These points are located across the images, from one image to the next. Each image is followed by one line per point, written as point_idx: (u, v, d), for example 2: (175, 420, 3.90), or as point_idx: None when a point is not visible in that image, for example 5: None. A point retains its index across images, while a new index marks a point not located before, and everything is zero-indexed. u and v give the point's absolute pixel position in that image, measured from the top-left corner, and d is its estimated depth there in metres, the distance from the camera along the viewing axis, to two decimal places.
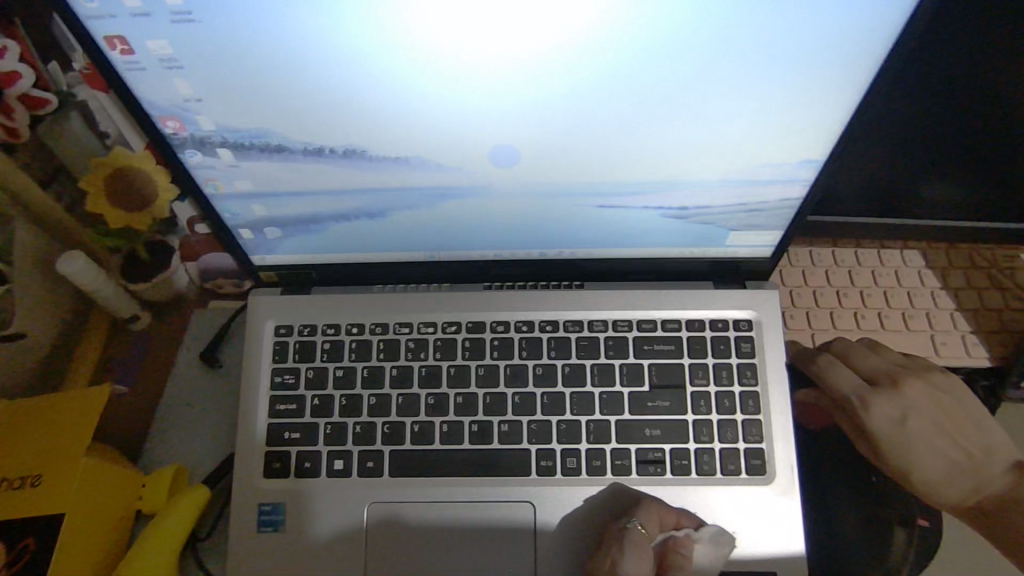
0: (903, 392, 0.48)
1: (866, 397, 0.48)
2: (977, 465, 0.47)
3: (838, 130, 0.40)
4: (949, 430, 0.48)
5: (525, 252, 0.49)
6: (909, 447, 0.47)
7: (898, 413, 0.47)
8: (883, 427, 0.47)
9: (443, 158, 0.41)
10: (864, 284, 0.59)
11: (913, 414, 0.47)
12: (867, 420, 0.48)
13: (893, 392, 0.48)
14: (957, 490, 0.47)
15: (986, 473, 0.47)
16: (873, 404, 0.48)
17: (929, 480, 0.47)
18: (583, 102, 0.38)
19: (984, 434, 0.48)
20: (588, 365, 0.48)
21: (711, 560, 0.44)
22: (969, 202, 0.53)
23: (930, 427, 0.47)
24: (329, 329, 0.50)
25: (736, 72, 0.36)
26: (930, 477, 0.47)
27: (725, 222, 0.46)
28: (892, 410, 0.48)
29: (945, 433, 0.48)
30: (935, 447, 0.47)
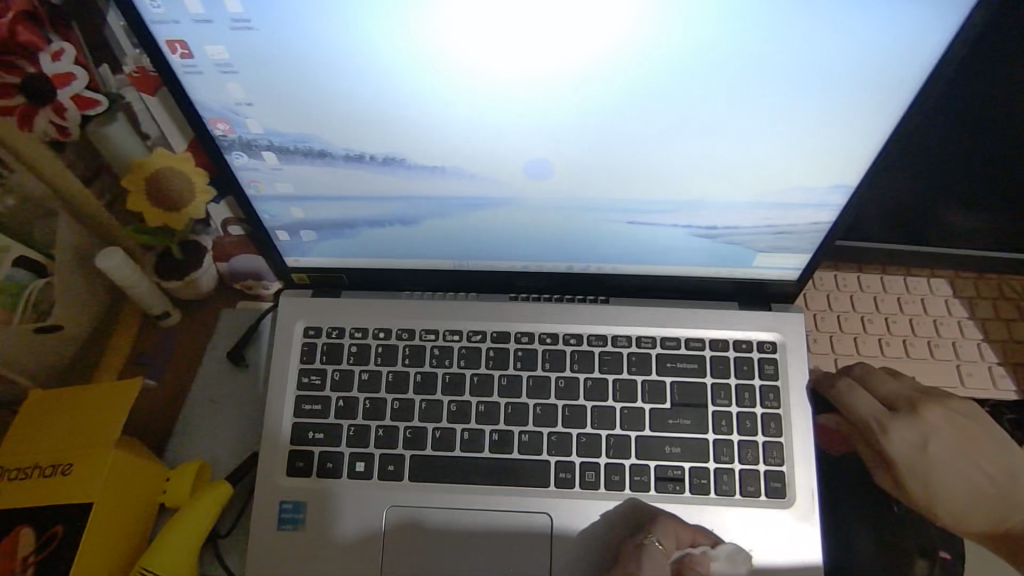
0: (924, 417, 0.46)
1: (885, 422, 0.47)
2: (1002, 492, 0.46)
3: (873, 156, 0.40)
4: (974, 457, 0.46)
5: (552, 265, 0.50)
6: (930, 472, 0.46)
7: (919, 439, 0.46)
8: (903, 452, 0.46)
9: (476, 171, 0.42)
10: (890, 310, 0.59)
11: (934, 440, 0.46)
12: (885, 444, 0.47)
13: (911, 417, 0.47)
14: (981, 517, 0.46)
15: (1012, 500, 0.46)
16: (891, 429, 0.47)
17: (952, 507, 0.46)
18: (619, 119, 0.38)
19: (1010, 461, 0.46)
20: (610, 380, 0.49)
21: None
22: (1003, 231, 0.53)
23: (953, 453, 0.46)
24: (357, 332, 0.51)
25: (774, 95, 0.36)
26: (953, 504, 0.46)
27: (754, 243, 0.46)
28: (913, 435, 0.46)
29: (969, 460, 0.46)
30: (958, 475, 0.46)
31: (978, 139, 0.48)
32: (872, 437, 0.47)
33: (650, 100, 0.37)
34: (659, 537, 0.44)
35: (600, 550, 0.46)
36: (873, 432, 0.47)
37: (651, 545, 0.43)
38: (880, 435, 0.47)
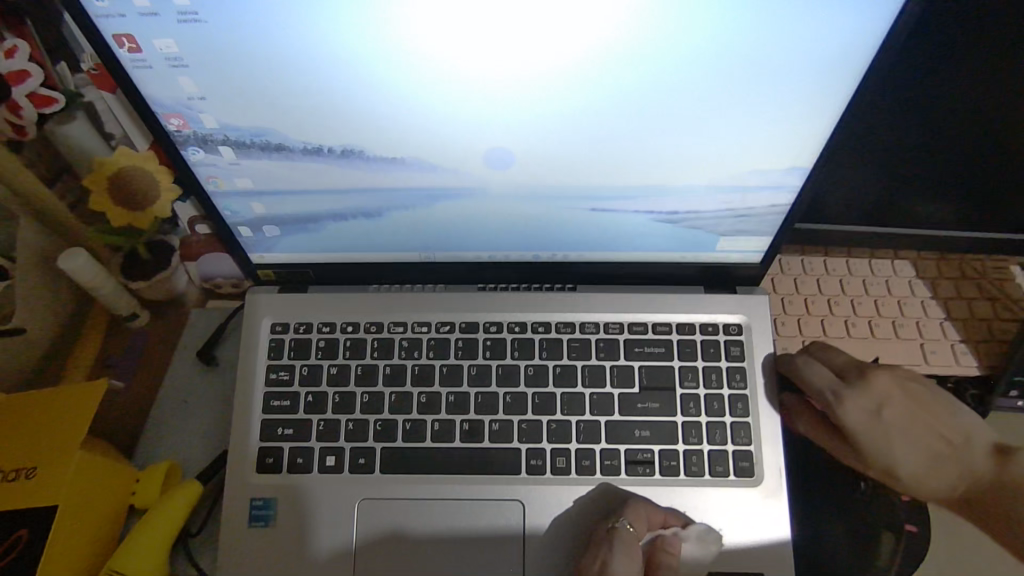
0: (875, 386, 0.48)
1: (840, 393, 0.48)
2: (954, 453, 0.47)
3: (827, 138, 0.40)
4: (926, 421, 0.48)
5: (519, 254, 0.50)
6: (887, 439, 0.47)
7: (871, 406, 0.47)
8: (858, 421, 0.47)
9: (437, 161, 0.42)
10: (855, 292, 0.60)
11: (886, 407, 0.47)
12: (842, 415, 0.47)
13: (863, 385, 0.48)
14: (939, 478, 0.47)
15: (964, 460, 0.47)
16: (846, 399, 0.48)
17: (910, 472, 0.47)
18: (577, 106, 0.38)
19: (961, 422, 0.48)
20: (579, 366, 0.49)
21: (700, 559, 0.45)
22: (961, 211, 0.54)
23: (905, 419, 0.47)
24: (325, 327, 0.51)
25: (728, 78, 0.37)
26: (910, 469, 0.47)
27: (716, 227, 0.47)
28: (866, 404, 0.47)
29: (922, 425, 0.48)
30: (913, 440, 0.47)
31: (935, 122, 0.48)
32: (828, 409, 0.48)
33: (605, 86, 0.37)
34: (631, 521, 0.43)
35: (573, 536, 0.47)
36: (828, 404, 0.48)
37: (623, 529, 0.43)
38: (835, 406, 0.48)
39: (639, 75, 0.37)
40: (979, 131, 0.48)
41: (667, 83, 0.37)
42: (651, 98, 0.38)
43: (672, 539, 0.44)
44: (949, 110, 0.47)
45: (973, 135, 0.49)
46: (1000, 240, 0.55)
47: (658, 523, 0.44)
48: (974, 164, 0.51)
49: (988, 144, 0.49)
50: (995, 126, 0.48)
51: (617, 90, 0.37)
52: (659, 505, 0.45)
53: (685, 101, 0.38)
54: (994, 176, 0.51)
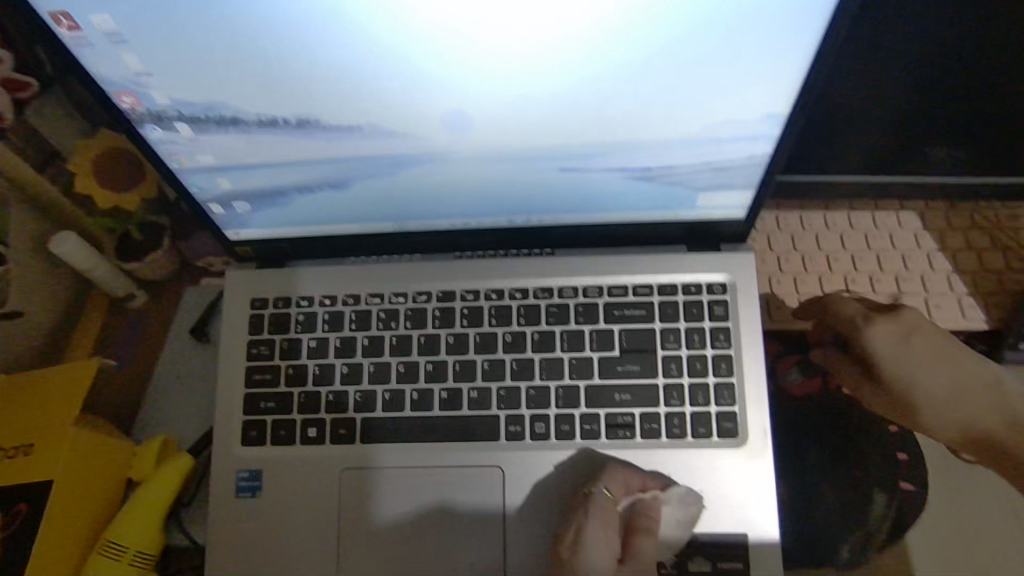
0: (901, 315, 0.48)
1: (869, 319, 0.48)
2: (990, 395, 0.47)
3: (805, 82, 0.37)
4: (958, 361, 0.47)
5: (493, 221, 0.49)
6: (910, 369, 0.47)
7: (901, 334, 0.47)
8: (883, 349, 0.48)
9: (395, 127, 0.41)
10: (857, 247, 0.57)
11: (915, 335, 0.47)
12: (869, 341, 0.48)
13: (892, 313, 0.48)
14: (960, 420, 0.47)
15: (1000, 403, 0.46)
16: (870, 334, 0.48)
17: (930, 408, 0.47)
18: (527, 60, 0.36)
19: (1001, 365, 0.47)
20: (557, 332, 0.48)
21: (680, 520, 0.44)
22: (976, 158, 0.50)
23: (934, 350, 0.47)
24: (303, 301, 0.51)
25: (689, 17, 0.34)
26: (931, 405, 0.47)
27: (692, 182, 0.44)
28: (894, 331, 0.48)
29: (953, 363, 0.47)
30: (939, 376, 0.47)
31: (944, 62, 0.43)
32: (853, 336, 0.49)
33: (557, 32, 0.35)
34: (608, 484, 0.44)
35: (550, 497, 0.46)
36: (855, 329, 0.48)
37: (599, 495, 0.43)
38: (861, 331, 0.48)
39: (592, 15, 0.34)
40: (992, 68, 0.43)
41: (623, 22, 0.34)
42: (608, 43, 0.35)
43: (649, 503, 0.43)
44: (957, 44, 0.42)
45: (987, 70, 0.44)
46: (1014, 184, 0.51)
47: (636, 487, 0.44)
48: (986, 107, 0.46)
49: (1001, 83, 0.44)
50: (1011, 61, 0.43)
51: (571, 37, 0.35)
52: (640, 469, 0.45)
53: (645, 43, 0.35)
54: (1010, 117, 0.46)
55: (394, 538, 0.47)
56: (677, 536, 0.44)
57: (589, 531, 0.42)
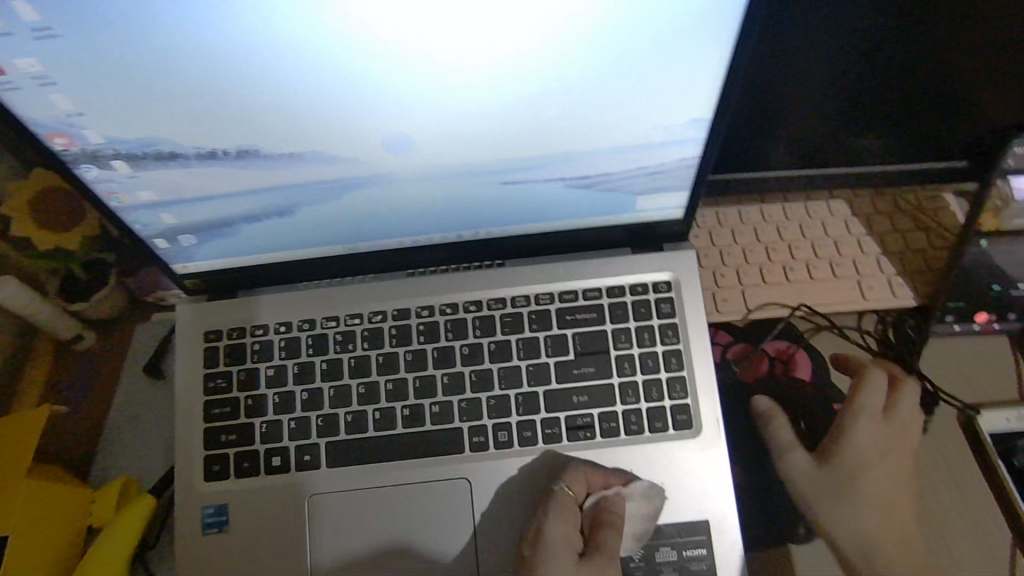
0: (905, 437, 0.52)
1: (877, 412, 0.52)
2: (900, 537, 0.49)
3: (724, 88, 0.40)
4: (903, 497, 0.50)
5: (442, 236, 0.50)
6: (863, 466, 0.50)
7: (884, 442, 0.51)
8: (862, 436, 0.51)
9: (336, 153, 0.41)
10: (793, 237, 0.60)
11: (895, 452, 0.51)
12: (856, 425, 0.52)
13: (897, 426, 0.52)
14: (864, 528, 0.49)
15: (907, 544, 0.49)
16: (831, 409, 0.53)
17: (850, 502, 0.49)
18: (461, 79, 0.38)
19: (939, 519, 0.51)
20: (513, 341, 0.49)
21: (644, 512, 0.46)
22: (898, 145, 0.53)
23: (898, 471, 0.51)
24: (258, 330, 0.50)
25: (608, 30, 0.36)
26: (857, 501, 0.49)
27: (630, 187, 0.46)
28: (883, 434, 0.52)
29: (900, 492, 0.51)
30: (883, 489, 0.50)
31: (855, 61, 0.46)
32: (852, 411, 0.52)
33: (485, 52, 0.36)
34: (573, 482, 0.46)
35: (514, 503, 0.47)
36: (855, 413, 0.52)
37: (565, 492, 0.45)
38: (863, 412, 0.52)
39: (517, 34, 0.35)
40: (898, 63, 0.47)
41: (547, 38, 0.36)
42: (534, 57, 0.37)
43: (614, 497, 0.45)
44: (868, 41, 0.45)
45: (894, 64, 0.47)
46: (935, 168, 0.54)
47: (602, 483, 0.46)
48: (898, 100, 0.49)
49: (904, 77, 0.48)
50: (915, 54, 0.46)
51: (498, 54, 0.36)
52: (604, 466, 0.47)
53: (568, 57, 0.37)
54: (920, 108, 0.50)
55: (366, 559, 0.47)
56: (642, 528, 0.46)
57: (550, 529, 0.44)
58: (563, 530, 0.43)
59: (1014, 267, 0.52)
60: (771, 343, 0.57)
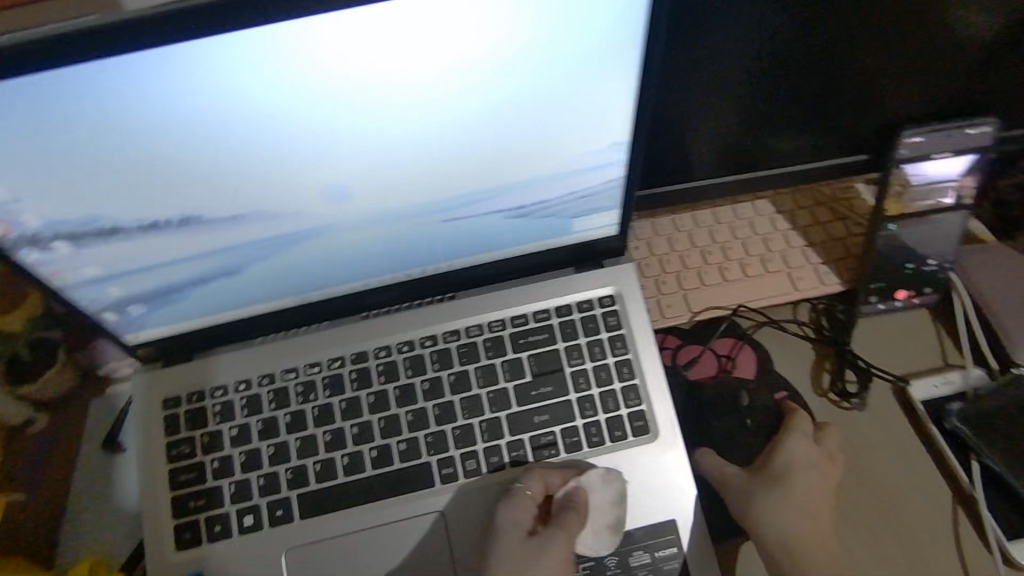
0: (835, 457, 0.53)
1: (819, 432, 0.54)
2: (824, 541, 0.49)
3: (637, 112, 0.43)
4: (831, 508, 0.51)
5: (392, 276, 0.51)
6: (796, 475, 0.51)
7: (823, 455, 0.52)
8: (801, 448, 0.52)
9: (277, 210, 0.43)
10: (725, 239, 0.64)
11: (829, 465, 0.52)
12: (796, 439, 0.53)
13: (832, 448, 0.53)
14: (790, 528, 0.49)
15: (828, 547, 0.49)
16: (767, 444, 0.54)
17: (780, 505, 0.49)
18: (390, 126, 0.40)
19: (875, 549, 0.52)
20: (471, 370, 0.51)
21: (607, 499, 0.48)
22: (819, 144, 0.55)
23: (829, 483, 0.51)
24: (217, 391, 0.51)
25: (524, 68, 0.39)
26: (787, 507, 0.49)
27: (564, 212, 0.49)
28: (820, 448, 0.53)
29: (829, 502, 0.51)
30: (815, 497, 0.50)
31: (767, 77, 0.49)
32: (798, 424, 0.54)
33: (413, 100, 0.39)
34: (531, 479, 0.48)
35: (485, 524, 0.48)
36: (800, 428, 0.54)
37: (519, 488, 0.47)
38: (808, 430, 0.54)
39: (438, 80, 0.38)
40: (810, 67, 0.48)
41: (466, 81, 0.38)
42: (458, 101, 0.39)
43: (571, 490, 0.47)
44: (777, 51, 0.47)
45: (803, 74, 0.49)
46: (856, 162, 0.57)
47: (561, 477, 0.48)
48: (812, 106, 0.52)
49: (818, 81, 0.49)
50: (820, 60, 0.48)
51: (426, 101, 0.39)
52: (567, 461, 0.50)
53: (490, 96, 0.40)
54: (831, 108, 0.52)
55: None
56: (613, 516, 0.48)
57: (502, 517, 0.46)
58: (514, 521, 0.46)
59: (920, 245, 0.57)
60: (717, 341, 0.61)
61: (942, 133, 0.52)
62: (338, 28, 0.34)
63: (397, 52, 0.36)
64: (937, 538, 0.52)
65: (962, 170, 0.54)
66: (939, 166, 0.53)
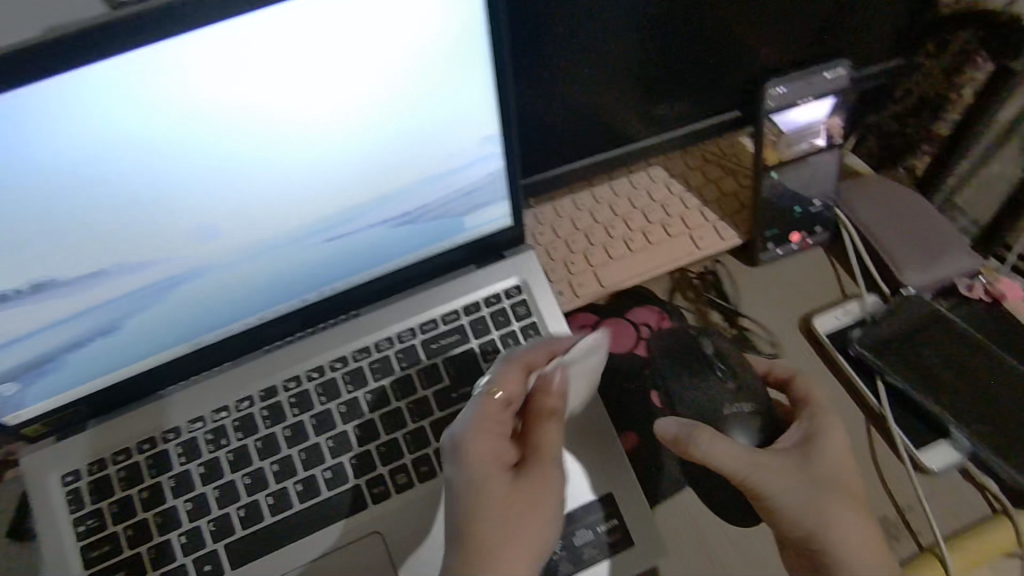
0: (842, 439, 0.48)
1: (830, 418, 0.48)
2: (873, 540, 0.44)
3: (500, 102, 0.43)
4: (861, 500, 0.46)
5: (289, 304, 0.50)
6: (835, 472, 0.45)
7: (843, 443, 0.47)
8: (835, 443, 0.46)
9: (142, 260, 0.40)
10: (626, 210, 0.65)
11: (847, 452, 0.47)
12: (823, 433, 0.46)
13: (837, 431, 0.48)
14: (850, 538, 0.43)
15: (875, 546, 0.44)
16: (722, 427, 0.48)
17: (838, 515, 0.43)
18: (244, 153, 0.39)
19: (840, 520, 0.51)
20: (387, 385, 0.50)
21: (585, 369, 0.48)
22: (696, 107, 0.56)
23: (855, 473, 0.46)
24: (120, 456, 0.48)
25: (374, 75, 0.38)
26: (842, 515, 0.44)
27: (453, 211, 0.48)
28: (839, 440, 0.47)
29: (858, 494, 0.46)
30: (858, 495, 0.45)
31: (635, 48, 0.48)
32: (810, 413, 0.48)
33: (270, 121, 0.38)
34: (499, 381, 0.44)
35: (421, 536, 0.48)
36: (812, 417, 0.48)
37: (488, 397, 0.43)
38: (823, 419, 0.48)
39: (292, 94, 0.37)
40: (672, 34, 0.49)
41: (321, 92, 0.38)
42: (314, 116, 0.39)
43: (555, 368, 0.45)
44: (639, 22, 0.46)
45: (668, 41, 0.49)
46: (733, 118, 0.58)
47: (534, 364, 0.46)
48: (683, 72, 0.52)
49: (683, 46, 0.50)
50: (681, 25, 0.48)
51: (282, 120, 0.38)
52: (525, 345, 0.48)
53: (346, 106, 0.39)
54: (701, 70, 0.53)
55: None
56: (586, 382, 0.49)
57: (479, 449, 0.41)
58: (495, 452, 0.41)
59: (802, 188, 0.60)
60: (637, 309, 0.61)
61: (803, 81, 0.55)
62: (168, 55, 0.34)
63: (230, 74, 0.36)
64: (863, 463, 0.54)
65: (827, 113, 0.57)
66: (805, 112, 0.56)
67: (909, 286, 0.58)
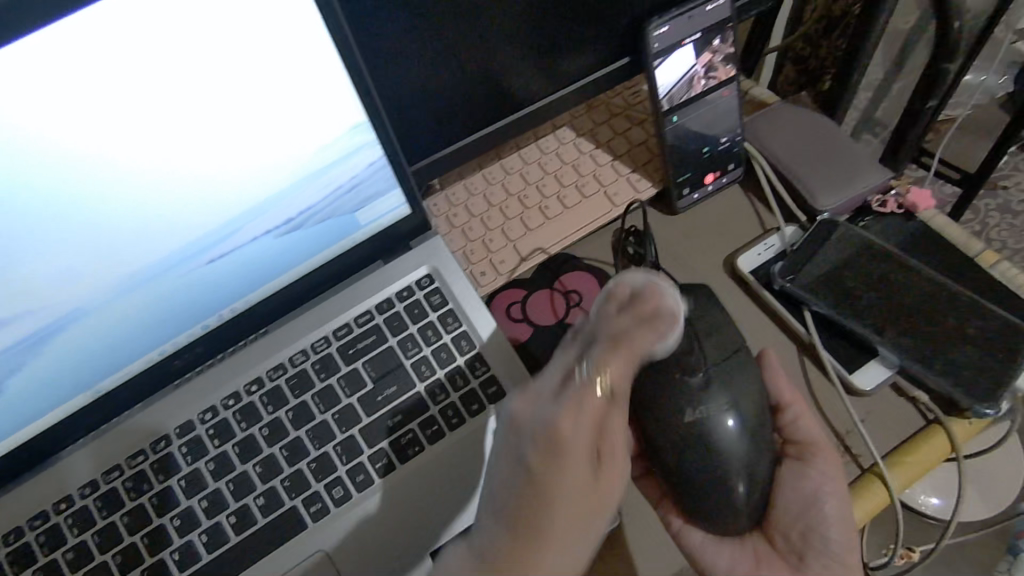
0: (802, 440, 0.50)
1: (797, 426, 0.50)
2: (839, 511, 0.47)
3: (358, 91, 0.41)
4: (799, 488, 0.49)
5: (187, 334, 0.48)
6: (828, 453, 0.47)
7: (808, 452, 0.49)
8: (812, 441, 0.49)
9: (5, 314, 0.38)
10: (538, 177, 0.63)
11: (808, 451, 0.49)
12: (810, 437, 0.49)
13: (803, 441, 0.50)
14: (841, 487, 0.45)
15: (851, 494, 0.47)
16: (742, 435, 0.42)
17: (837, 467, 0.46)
18: (92, 185, 0.36)
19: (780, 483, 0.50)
20: (309, 399, 0.48)
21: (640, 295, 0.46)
22: (587, 61, 0.54)
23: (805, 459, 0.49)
24: (36, 521, 0.46)
25: (213, 85, 0.37)
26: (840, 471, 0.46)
27: (340, 210, 0.46)
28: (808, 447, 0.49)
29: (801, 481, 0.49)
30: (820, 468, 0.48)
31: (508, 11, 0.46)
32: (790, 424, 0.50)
33: (100, 139, 0.35)
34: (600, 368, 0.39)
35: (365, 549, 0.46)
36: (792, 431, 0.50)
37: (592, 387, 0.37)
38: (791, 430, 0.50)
39: (118, 107, 0.35)
40: None
41: (152, 99, 0.35)
42: (153, 128, 0.36)
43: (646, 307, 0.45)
44: None
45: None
46: (627, 66, 0.56)
47: (634, 350, 0.42)
48: (567, 27, 0.50)
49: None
50: None
51: (113, 137, 0.36)
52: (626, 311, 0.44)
53: (179, 98, 0.36)
54: (585, 22, 0.51)
55: None
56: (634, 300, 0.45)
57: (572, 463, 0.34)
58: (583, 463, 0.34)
59: (706, 128, 0.59)
60: (565, 275, 0.60)
61: (684, 17, 0.53)
62: None
63: (60, 110, 0.34)
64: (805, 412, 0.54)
65: (708, 48, 0.56)
66: (690, 51, 0.55)
67: (823, 211, 0.58)
